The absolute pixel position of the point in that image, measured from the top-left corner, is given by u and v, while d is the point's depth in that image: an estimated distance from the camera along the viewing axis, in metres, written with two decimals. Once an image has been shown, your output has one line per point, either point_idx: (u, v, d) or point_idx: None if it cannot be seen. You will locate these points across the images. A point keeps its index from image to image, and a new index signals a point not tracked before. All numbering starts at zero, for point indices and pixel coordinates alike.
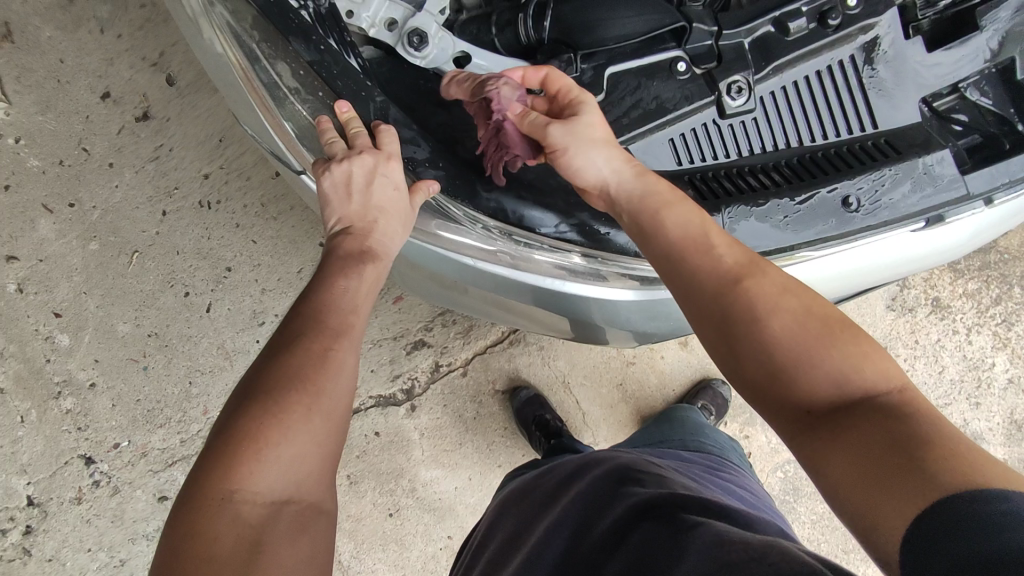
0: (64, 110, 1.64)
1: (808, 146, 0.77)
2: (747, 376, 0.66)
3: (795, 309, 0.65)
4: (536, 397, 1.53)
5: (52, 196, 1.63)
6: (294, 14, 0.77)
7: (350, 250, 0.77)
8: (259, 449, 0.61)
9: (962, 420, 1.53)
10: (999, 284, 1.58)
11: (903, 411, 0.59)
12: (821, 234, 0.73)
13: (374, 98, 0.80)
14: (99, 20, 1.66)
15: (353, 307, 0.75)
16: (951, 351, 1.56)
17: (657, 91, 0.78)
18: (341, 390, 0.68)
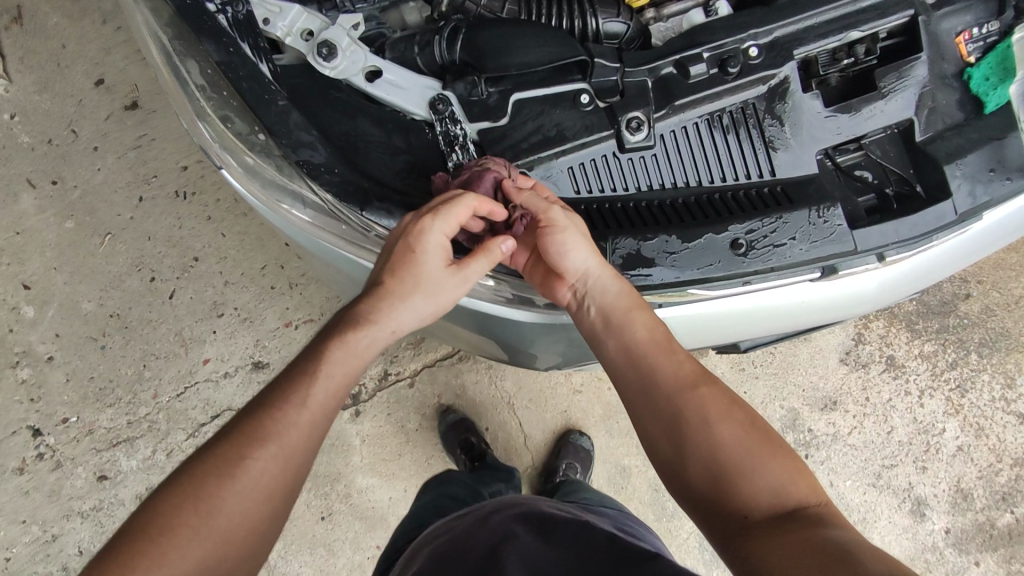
0: (59, 92, 1.71)
1: (707, 186, 0.80)
2: (693, 485, 0.70)
3: (742, 421, 0.71)
4: (463, 420, 1.53)
5: (37, 172, 1.69)
6: (209, 17, 0.79)
7: (339, 324, 0.75)
8: (137, 573, 0.57)
9: (908, 483, 1.51)
10: (956, 348, 1.56)
11: (831, 521, 0.63)
12: (706, 273, 0.76)
13: (277, 101, 0.79)
14: (102, 12, 1.73)
15: (301, 401, 0.68)
16: (901, 411, 1.54)
17: (558, 119, 0.80)
18: (236, 505, 0.62)
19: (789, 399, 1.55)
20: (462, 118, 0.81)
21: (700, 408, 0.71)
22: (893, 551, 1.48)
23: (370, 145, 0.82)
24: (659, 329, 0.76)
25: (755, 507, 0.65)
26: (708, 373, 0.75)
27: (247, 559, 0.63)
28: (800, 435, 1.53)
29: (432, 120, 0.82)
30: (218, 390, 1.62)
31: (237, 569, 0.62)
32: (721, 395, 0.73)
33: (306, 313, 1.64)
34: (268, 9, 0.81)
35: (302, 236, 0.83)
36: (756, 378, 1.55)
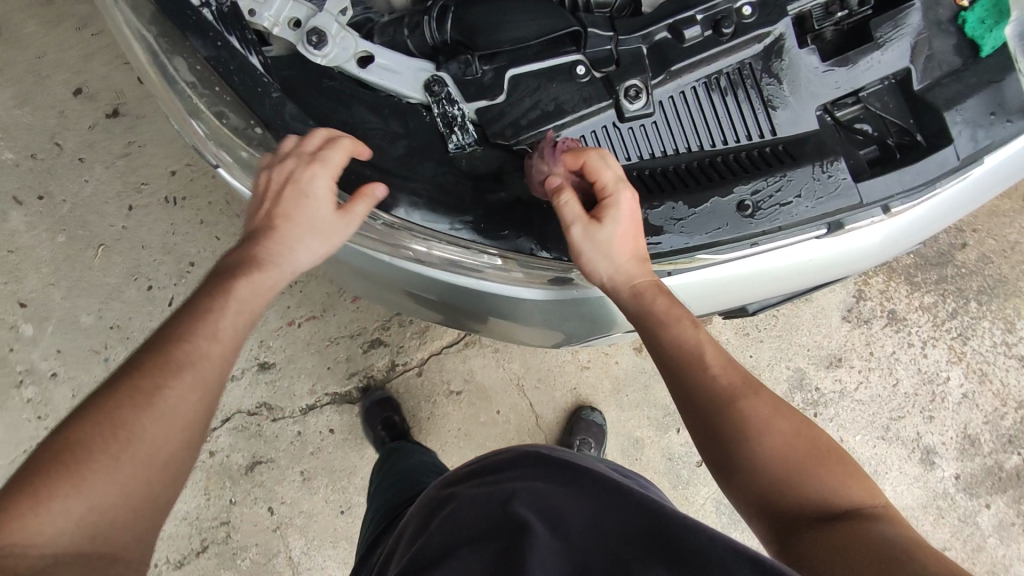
0: (40, 105, 1.68)
1: (709, 150, 0.80)
2: (739, 493, 0.70)
3: (779, 425, 0.70)
4: (389, 399, 1.55)
5: (24, 189, 1.66)
6: (192, 11, 0.76)
7: (225, 267, 0.71)
8: (45, 501, 0.54)
9: (916, 433, 1.53)
10: (955, 298, 1.58)
11: (874, 521, 0.65)
12: (715, 237, 0.76)
13: (270, 94, 0.78)
14: (77, 20, 1.71)
15: (213, 330, 0.66)
16: (906, 363, 1.56)
17: (555, 94, 0.81)
18: (157, 433, 0.60)
19: (795, 359, 1.57)
20: (458, 98, 0.82)
21: (746, 423, 0.69)
22: (905, 500, 1.51)
23: (368, 133, 0.81)
24: (693, 340, 0.73)
25: (805, 514, 0.66)
26: (749, 381, 0.72)
27: (168, 487, 0.61)
28: (808, 394, 1.55)
29: (429, 102, 0.83)
30: (228, 392, 1.59)
31: (163, 494, 0.61)
32: (765, 405, 0.71)
33: (307, 310, 1.60)
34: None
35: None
36: (761, 341, 1.57)
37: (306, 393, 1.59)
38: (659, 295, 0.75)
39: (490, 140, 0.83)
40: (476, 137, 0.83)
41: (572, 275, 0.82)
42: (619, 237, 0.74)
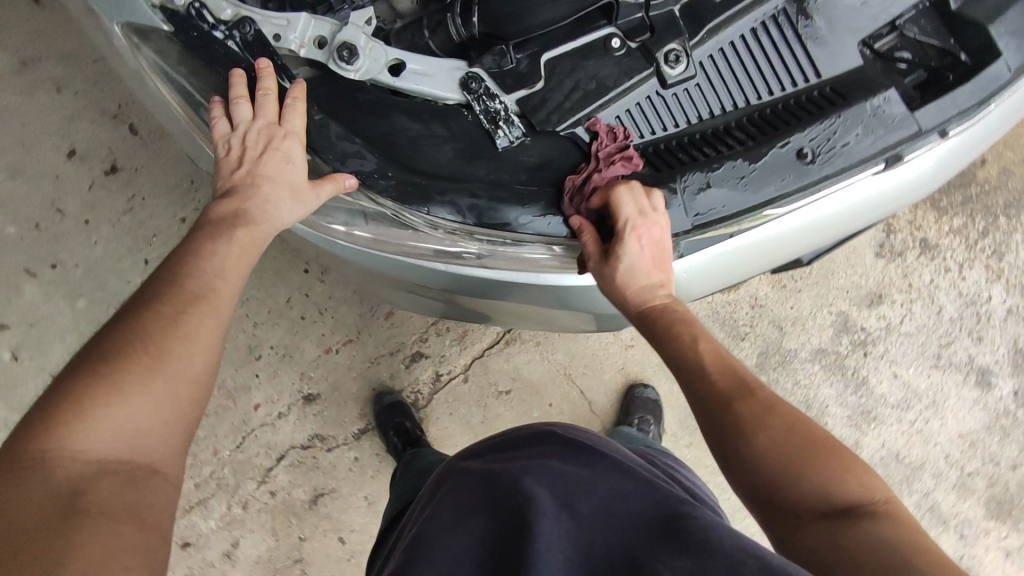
0: (32, 173, 1.62)
1: (756, 103, 0.79)
2: (748, 497, 0.69)
3: (781, 428, 0.69)
4: (400, 402, 1.54)
5: (33, 260, 1.61)
6: (220, 45, 0.78)
7: (218, 216, 0.77)
8: (86, 412, 0.62)
9: (966, 356, 1.54)
10: (984, 216, 1.58)
11: (884, 523, 0.62)
12: (780, 190, 0.74)
13: (313, 116, 0.79)
14: (54, 81, 1.64)
15: (218, 271, 0.75)
16: (946, 289, 1.55)
17: (594, 71, 0.80)
18: (187, 351, 0.69)
19: (836, 303, 1.56)
20: (498, 91, 0.81)
21: (738, 425, 0.69)
22: (968, 425, 1.53)
23: (414, 141, 0.80)
24: (688, 351, 0.74)
25: (805, 512, 0.64)
26: (743, 382, 0.72)
27: (195, 406, 0.70)
28: (854, 336, 1.55)
29: (468, 100, 0.82)
30: (277, 431, 1.57)
31: (190, 410, 0.69)
32: (759, 405, 0.70)
33: (343, 335, 1.59)
34: (275, 24, 0.80)
35: (362, 254, 0.82)
36: (800, 291, 1.56)
37: (356, 419, 1.59)
38: (668, 312, 0.77)
39: (537, 127, 0.81)
40: (524, 127, 0.81)
41: None
42: (625, 271, 0.75)
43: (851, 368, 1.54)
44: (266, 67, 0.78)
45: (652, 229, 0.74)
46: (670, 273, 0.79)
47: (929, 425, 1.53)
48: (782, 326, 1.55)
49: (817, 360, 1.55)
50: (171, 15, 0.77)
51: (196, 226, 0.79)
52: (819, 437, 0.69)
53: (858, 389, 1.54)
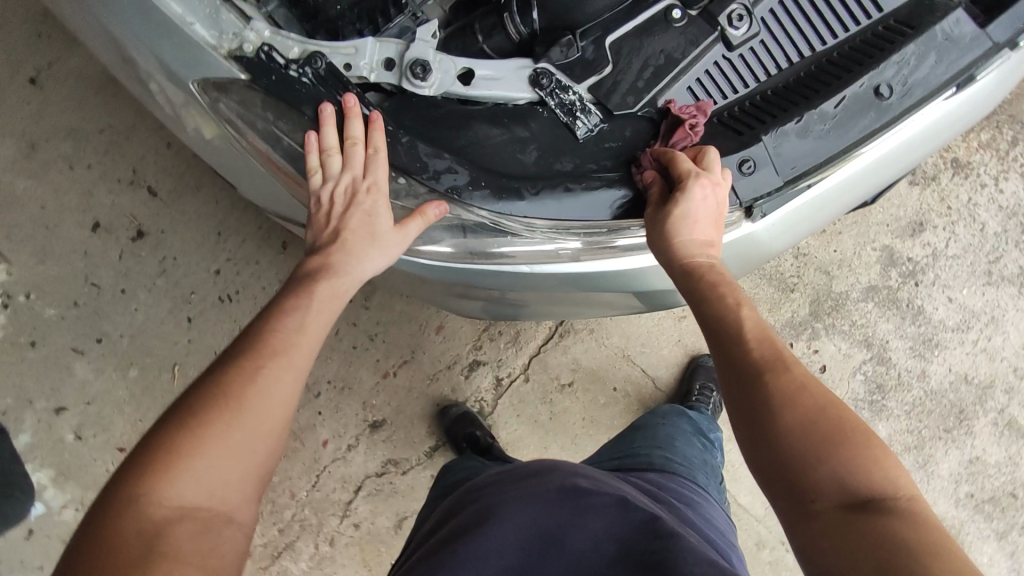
0: (61, 253, 1.59)
1: (822, 49, 0.83)
2: (766, 472, 0.66)
3: (815, 408, 0.65)
4: (466, 413, 1.52)
5: (78, 337, 1.58)
6: (299, 84, 0.80)
7: (309, 269, 0.78)
8: (173, 462, 0.61)
9: (1016, 268, 1.55)
10: (1011, 125, 1.59)
11: (910, 524, 0.57)
12: (867, 128, 0.77)
13: (400, 141, 0.80)
14: (65, 157, 1.61)
15: (300, 326, 0.72)
16: (985, 205, 1.56)
17: (661, 45, 0.83)
18: (267, 404, 0.66)
19: (879, 239, 1.56)
20: (569, 82, 0.83)
21: (770, 395, 0.66)
22: None
23: (498, 147, 0.81)
24: (731, 313, 0.72)
25: (826, 498, 0.61)
26: (781, 357, 0.69)
27: (270, 458, 0.67)
28: (903, 268, 1.55)
29: (540, 97, 0.83)
30: (350, 464, 1.56)
31: (266, 463, 0.66)
32: (795, 381, 0.67)
33: (398, 357, 1.58)
34: (345, 54, 0.83)
35: (470, 267, 0.83)
36: (841, 233, 1.56)
37: (426, 437, 1.58)
38: (713, 272, 0.76)
39: (613, 112, 0.83)
40: (601, 114, 0.83)
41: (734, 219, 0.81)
42: (674, 219, 0.75)
43: (905, 300, 1.54)
44: (355, 109, 0.79)
45: (717, 185, 0.75)
46: (717, 236, 0.78)
47: (992, 342, 1.53)
48: (829, 272, 1.55)
49: (869, 298, 1.54)
50: (247, 64, 0.80)
51: (292, 275, 0.80)
52: (854, 424, 0.64)
53: (916, 319, 1.53)
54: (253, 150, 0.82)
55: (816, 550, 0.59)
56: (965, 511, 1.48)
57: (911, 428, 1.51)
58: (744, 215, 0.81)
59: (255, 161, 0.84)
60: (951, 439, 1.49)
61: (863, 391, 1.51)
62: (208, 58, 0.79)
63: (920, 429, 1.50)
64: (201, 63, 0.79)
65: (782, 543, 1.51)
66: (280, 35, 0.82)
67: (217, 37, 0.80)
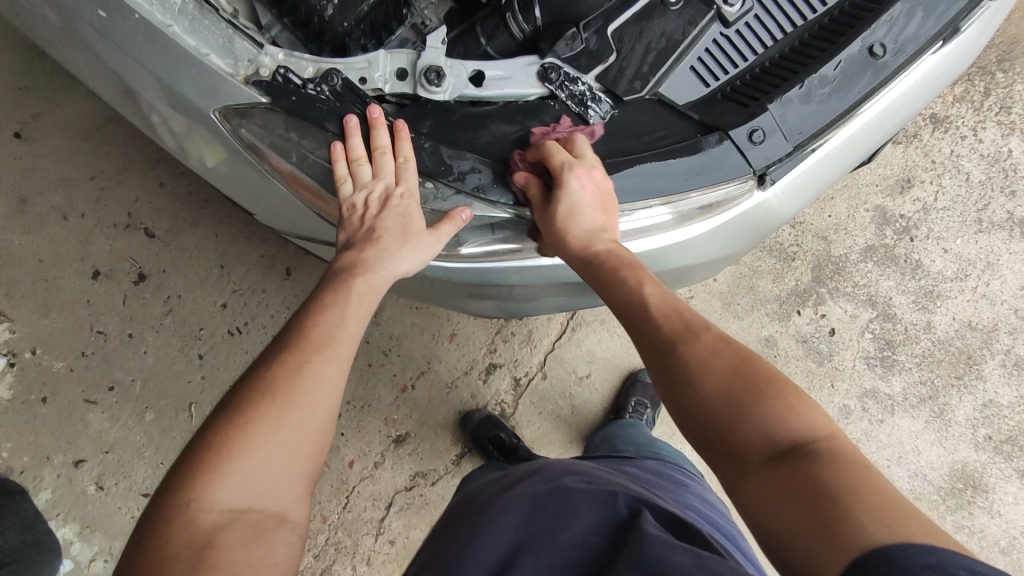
0: (64, 305, 1.56)
1: (813, 17, 0.86)
2: (696, 440, 0.68)
3: (725, 367, 0.67)
4: (489, 416, 1.52)
5: (90, 387, 1.55)
6: (319, 102, 0.82)
7: (342, 266, 0.79)
8: (222, 462, 0.61)
9: (1004, 212, 1.60)
10: (982, 77, 1.65)
11: (828, 458, 0.59)
12: (865, 87, 0.81)
13: (423, 145, 0.83)
14: (58, 209, 1.59)
15: (340, 319, 0.74)
16: (967, 155, 1.62)
17: (661, 28, 0.84)
18: (312, 398, 0.67)
19: (870, 199, 1.60)
20: (577, 74, 0.84)
21: (685, 367, 0.68)
22: None
23: (516, 143, 0.83)
24: (639, 291, 0.76)
25: (753, 453, 0.62)
26: (691, 326, 0.72)
27: (318, 454, 0.67)
28: (897, 225, 1.59)
29: (551, 91, 0.85)
30: (378, 481, 1.54)
31: (311, 459, 0.66)
32: (706, 348, 0.69)
33: (414, 369, 1.58)
34: (358, 68, 0.84)
35: (504, 267, 0.87)
36: (833, 199, 1.60)
37: (451, 446, 1.57)
38: (613, 256, 0.80)
39: (623, 98, 0.85)
40: (611, 100, 0.85)
41: (745, 186, 0.84)
42: (564, 213, 0.79)
43: (903, 255, 1.58)
44: (381, 119, 0.82)
45: (593, 171, 0.80)
46: (611, 218, 0.82)
47: (990, 287, 1.57)
48: (826, 237, 1.59)
49: (868, 257, 1.58)
50: (266, 87, 0.81)
51: (323, 276, 0.80)
52: (764, 373, 0.66)
53: (915, 273, 1.57)
54: (278, 171, 0.83)
55: (754, 508, 0.60)
56: (986, 455, 1.50)
57: (924, 378, 1.54)
58: (756, 183, 0.85)
59: (276, 183, 0.85)
60: (963, 385, 1.53)
61: (872, 349, 1.54)
62: (227, 86, 0.80)
63: (933, 378, 1.54)
64: (220, 92, 0.80)
65: None
66: (293, 56, 0.84)
67: (232, 65, 0.82)
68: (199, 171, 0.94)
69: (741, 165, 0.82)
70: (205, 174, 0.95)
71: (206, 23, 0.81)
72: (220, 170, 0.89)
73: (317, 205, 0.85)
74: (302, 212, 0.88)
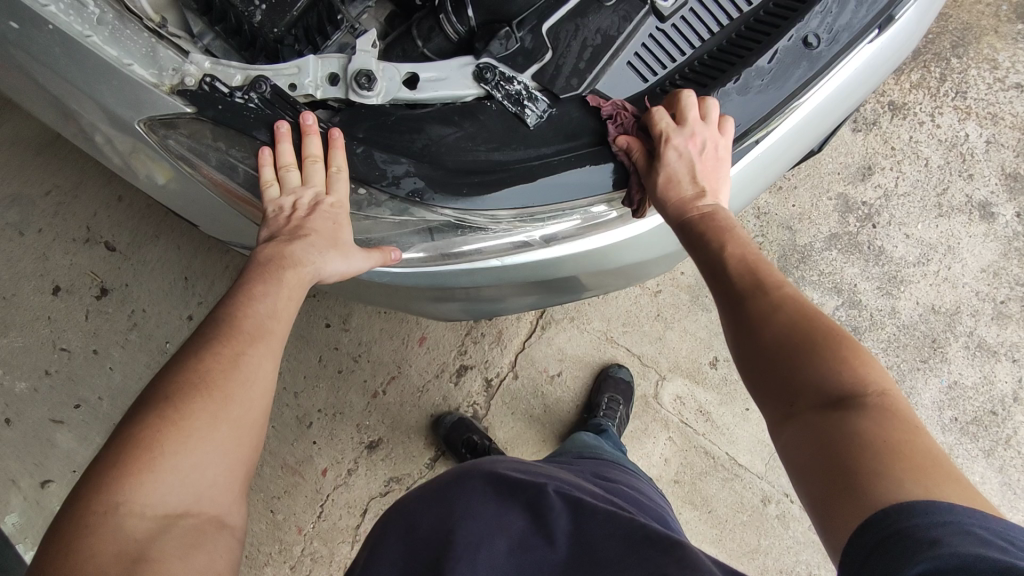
0: (24, 323, 1.52)
1: (748, 11, 0.86)
2: (757, 377, 0.69)
3: (792, 321, 0.68)
4: (461, 419, 1.51)
5: (55, 406, 1.49)
6: (247, 110, 0.81)
7: (263, 261, 0.77)
8: (155, 461, 0.59)
9: (964, 195, 1.62)
10: (937, 63, 1.67)
11: (882, 412, 0.59)
12: (801, 78, 0.82)
13: (356, 151, 0.82)
14: (14, 225, 1.56)
15: (272, 314, 0.73)
16: (926, 141, 1.64)
17: (597, 25, 0.85)
18: (252, 393, 0.67)
19: (832, 188, 1.62)
20: (513, 73, 0.85)
21: (748, 319, 0.71)
22: (986, 258, 1.60)
23: (451, 145, 0.83)
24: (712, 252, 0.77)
25: (805, 398, 0.64)
26: (761, 286, 0.73)
27: (253, 452, 0.67)
28: (859, 212, 1.61)
29: (487, 91, 0.85)
30: (352, 488, 1.52)
31: (249, 456, 0.66)
32: (771, 304, 0.71)
33: (385, 374, 1.57)
34: (288, 75, 0.84)
35: (451, 269, 0.85)
36: (796, 188, 1.62)
37: (425, 450, 1.55)
38: (692, 222, 0.79)
39: (560, 97, 0.84)
40: (548, 99, 0.85)
41: None
42: (664, 184, 0.80)
43: (866, 243, 1.60)
44: (313, 127, 0.81)
45: (691, 139, 0.78)
46: (708, 182, 0.81)
47: (952, 270, 1.59)
48: (791, 227, 1.60)
49: (833, 245, 1.59)
50: (191, 97, 0.80)
51: (244, 269, 0.78)
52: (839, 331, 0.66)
53: (879, 259, 1.59)
54: (210, 181, 0.83)
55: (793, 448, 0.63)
56: (952, 436, 1.53)
57: (890, 362, 1.55)
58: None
59: (211, 193, 0.85)
60: (929, 368, 1.55)
61: None
62: (151, 96, 0.79)
63: (899, 362, 1.55)
64: (144, 103, 0.79)
65: (786, 495, 1.53)
66: (220, 64, 0.83)
67: (157, 75, 0.81)
68: (153, 191, 0.92)
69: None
70: (154, 190, 0.92)
71: (128, 32, 0.81)
72: (171, 186, 0.87)
73: (252, 213, 0.84)
74: (241, 222, 0.87)
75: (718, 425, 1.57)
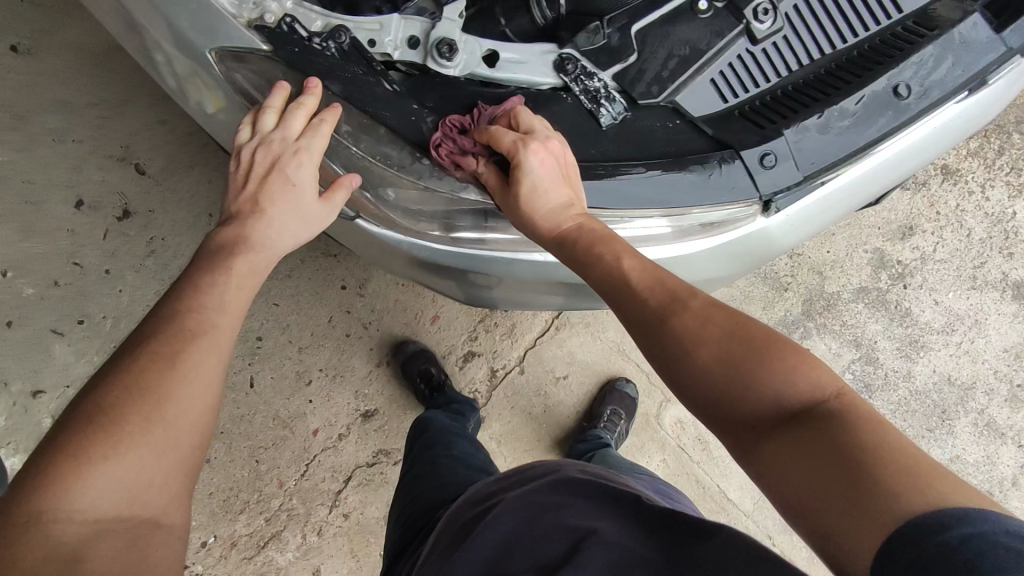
0: (45, 230, 1.51)
1: (841, 49, 0.85)
2: (699, 407, 0.65)
3: (718, 337, 0.65)
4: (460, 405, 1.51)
5: (61, 318, 1.49)
6: (320, 57, 0.81)
7: (220, 242, 0.74)
8: (80, 468, 0.56)
9: (1000, 273, 1.60)
10: (998, 135, 1.64)
11: (839, 418, 0.57)
12: (883, 127, 0.80)
13: (423, 119, 0.82)
14: (53, 131, 1.54)
15: (220, 307, 0.69)
16: (972, 212, 1.62)
17: (684, 36, 0.84)
18: (187, 391, 0.63)
19: (870, 241, 1.60)
20: (594, 69, 0.83)
21: (674, 339, 0.66)
22: (1011, 338, 1.57)
23: None
24: (622, 264, 0.72)
25: (758, 421, 0.61)
26: (677, 295, 0.68)
27: (196, 449, 0.64)
28: (892, 270, 1.59)
29: (565, 82, 0.84)
30: (340, 453, 1.51)
31: (190, 454, 0.63)
32: (695, 316, 0.66)
33: (392, 346, 1.56)
34: (369, 30, 0.83)
35: (494, 253, 0.86)
36: (834, 235, 1.59)
37: None
38: (593, 232, 0.75)
39: (638, 101, 0.83)
40: (625, 102, 0.83)
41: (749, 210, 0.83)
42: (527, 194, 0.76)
43: (893, 301, 1.58)
44: (315, 88, 0.80)
45: (546, 145, 0.77)
46: (581, 192, 0.79)
47: (974, 345, 1.57)
48: (821, 272, 1.58)
49: (859, 298, 1.58)
50: (268, 35, 0.80)
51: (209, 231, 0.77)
52: (764, 335, 0.64)
53: (903, 320, 1.57)
54: None
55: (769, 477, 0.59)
56: None
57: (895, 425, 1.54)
58: (761, 209, 0.84)
59: None
60: (931, 438, 1.53)
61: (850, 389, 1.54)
62: (229, 28, 0.79)
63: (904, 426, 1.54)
64: (218, 32, 0.79)
65: (768, 537, 1.53)
66: (302, 6, 0.83)
67: (236, 5, 0.80)
68: (200, 119, 0.90)
69: (748, 189, 0.80)
70: (202, 122, 0.91)
71: None
72: (220, 119, 0.86)
73: None
74: None
75: (713, 456, 1.56)
